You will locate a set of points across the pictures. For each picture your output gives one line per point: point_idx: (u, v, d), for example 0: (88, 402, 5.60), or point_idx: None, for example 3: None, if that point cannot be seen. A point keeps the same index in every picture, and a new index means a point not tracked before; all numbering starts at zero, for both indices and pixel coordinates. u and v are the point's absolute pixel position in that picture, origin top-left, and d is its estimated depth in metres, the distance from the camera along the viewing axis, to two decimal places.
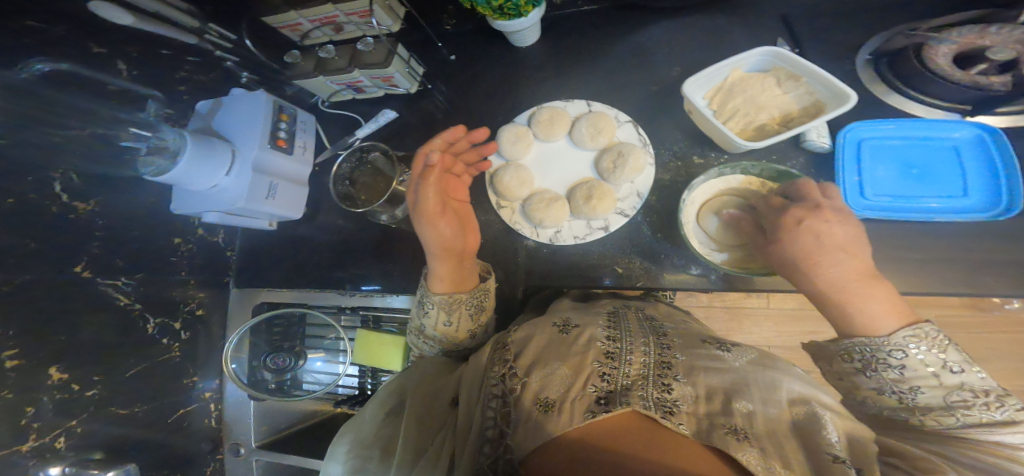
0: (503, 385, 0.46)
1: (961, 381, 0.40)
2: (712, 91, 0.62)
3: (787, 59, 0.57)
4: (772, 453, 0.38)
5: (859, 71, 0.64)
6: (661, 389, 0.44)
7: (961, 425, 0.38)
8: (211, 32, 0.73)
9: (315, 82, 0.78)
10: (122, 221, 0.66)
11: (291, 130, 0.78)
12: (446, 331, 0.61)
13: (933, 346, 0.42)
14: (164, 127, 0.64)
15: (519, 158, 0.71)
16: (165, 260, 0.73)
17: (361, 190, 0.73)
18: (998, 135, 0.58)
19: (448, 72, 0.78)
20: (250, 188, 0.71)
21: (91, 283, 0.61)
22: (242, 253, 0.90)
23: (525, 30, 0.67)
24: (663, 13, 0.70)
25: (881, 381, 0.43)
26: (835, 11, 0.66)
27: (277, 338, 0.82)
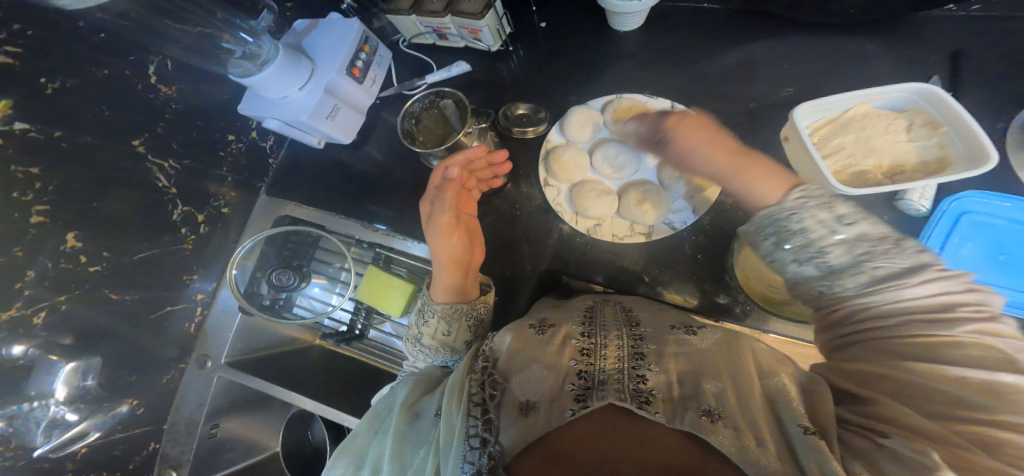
0: (483, 393, 0.40)
1: (858, 231, 0.38)
2: (821, 121, 0.56)
3: (935, 102, 0.50)
4: (745, 430, 0.33)
5: (1015, 133, 0.55)
6: (636, 379, 0.38)
7: (874, 282, 0.37)
8: None
9: (403, 21, 0.78)
10: (192, 109, 0.69)
11: (368, 61, 0.80)
12: (443, 341, 0.57)
13: (822, 201, 0.41)
14: (265, 37, 0.66)
15: (582, 142, 0.68)
16: (212, 153, 0.75)
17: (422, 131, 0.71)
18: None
19: (534, 39, 0.76)
20: (316, 106, 0.71)
21: (141, 158, 0.63)
22: (282, 163, 0.91)
23: (629, 15, 0.64)
24: (785, 27, 0.65)
25: (793, 252, 0.41)
26: (977, 69, 0.58)
27: (287, 254, 0.83)
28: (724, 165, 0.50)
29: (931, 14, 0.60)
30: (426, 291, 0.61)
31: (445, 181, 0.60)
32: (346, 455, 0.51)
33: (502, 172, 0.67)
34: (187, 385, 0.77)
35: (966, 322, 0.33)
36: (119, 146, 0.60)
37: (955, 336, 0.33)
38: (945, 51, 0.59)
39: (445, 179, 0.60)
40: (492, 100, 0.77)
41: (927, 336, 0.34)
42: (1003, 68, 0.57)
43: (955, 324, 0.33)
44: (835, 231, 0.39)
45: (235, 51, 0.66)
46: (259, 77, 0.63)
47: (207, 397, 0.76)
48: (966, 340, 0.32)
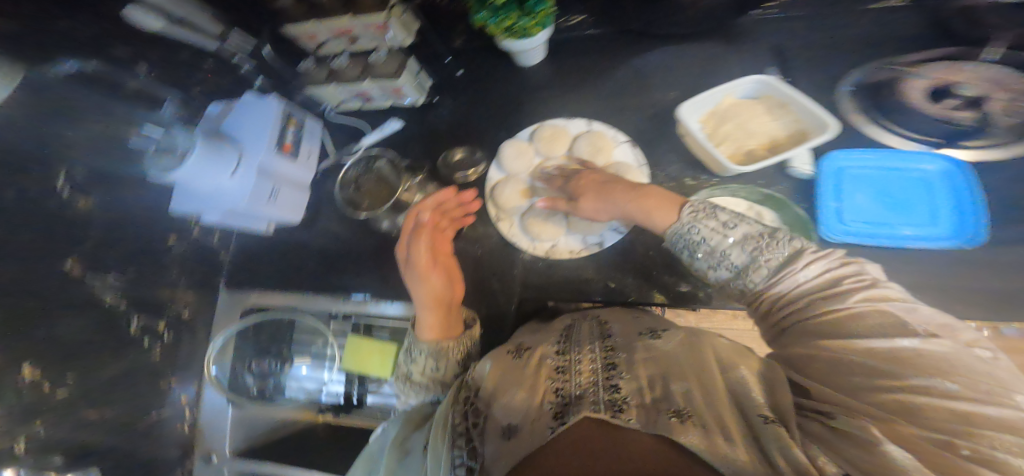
0: (466, 423, 0.47)
1: (742, 232, 0.47)
2: (705, 116, 0.65)
3: (778, 88, 0.61)
4: (714, 429, 0.36)
5: (857, 99, 0.67)
6: (609, 390, 0.43)
7: (769, 272, 0.44)
8: (235, 38, 0.77)
9: (325, 91, 0.83)
10: (118, 218, 0.64)
11: (297, 135, 0.81)
12: (433, 377, 0.60)
13: (707, 214, 0.50)
14: (177, 130, 0.67)
15: (520, 173, 0.72)
16: (156, 260, 0.72)
17: (365, 196, 0.73)
18: (968, 172, 0.61)
19: (453, 86, 0.83)
20: (251, 190, 0.72)
21: (79, 281, 0.60)
22: (236, 253, 0.89)
23: (529, 51, 0.76)
24: (663, 39, 0.76)
25: (705, 261, 0.49)
26: (816, 49, 0.70)
27: (264, 341, 0.85)
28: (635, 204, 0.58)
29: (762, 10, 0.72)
30: (412, 330, 0.64)
31: (418, 225, 0.68)
32: None
33: (474, 208, 0.73)
34: None
35: (854, 293, 0.39)
36: (41, 267, 0.55)
37: (849, 307, 0.39)
38: (791, 38, 0.71)
39: (419, 224, 0.68)
40: (427, 153, 0.81)
41: (827, 309, 0.40)
42: (834, 46, 0.70)
43: (845, 296, 0.40)
44: (726, 236, 0.47)
45: (144, 147, 0.65)
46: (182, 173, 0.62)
47: None
48: (859, 308, 0.38)
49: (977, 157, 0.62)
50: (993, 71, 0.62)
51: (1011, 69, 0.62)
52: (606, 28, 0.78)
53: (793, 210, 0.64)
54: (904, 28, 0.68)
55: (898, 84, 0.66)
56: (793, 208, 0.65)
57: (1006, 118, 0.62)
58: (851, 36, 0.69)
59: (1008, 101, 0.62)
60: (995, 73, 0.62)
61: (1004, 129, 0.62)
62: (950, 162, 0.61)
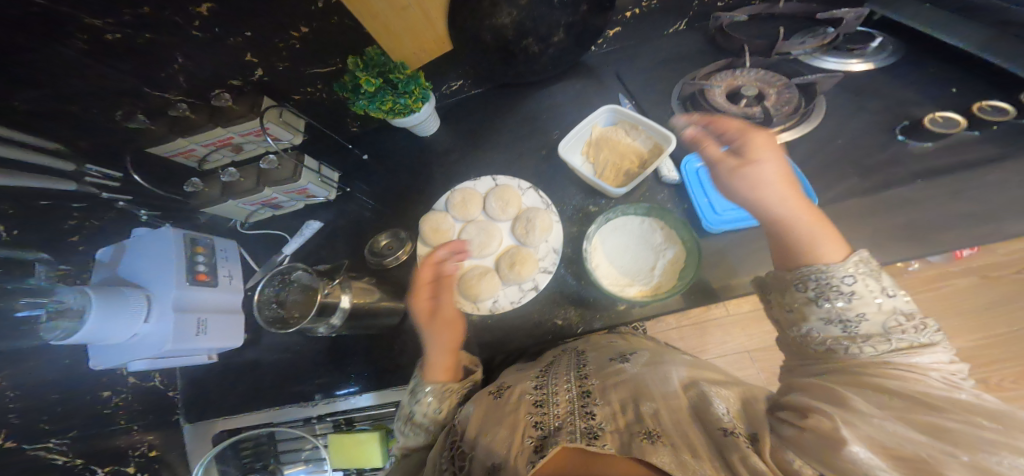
0: (452, 466, 0.52)
1: (893, 306, 0.44)
2: (586, 147, 0.80)
3: (625, 113, 0.78)
4: (681, 446, 0.43)
5: (678, 113, 0.82)
6: (586, 417, 0.50)
7: (892, 348, 0.43)
8: (92, 173, 0.69)
9: (227, 208, 0.85)
10: (39, 389, 0.65)
11: (211, 262, 0.80)
12: (434, 418, 0.61)
13: (869, 272, 0.47)
14: (62, 288, 0.63)
15: (445, 242, 0.77)
16: (95, 415, 0.74)
17: (292, 309, 0.66)
18: (776, 150, 0.74)
19: (363, 170, 0.92)
20: (175, 328, 0.71)
21: (16, 452, 0.62)
22: (185, 389, 0.91)
23: (424, 121, 0.82)
24: (528, 88, 0.91)
25: (830, 310, 0.46)
26: (639, 74, 0.90)
27: (248, 461, 0.85)
28: (784, 206, 0.53)
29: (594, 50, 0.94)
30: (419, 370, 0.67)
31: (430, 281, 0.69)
32: None
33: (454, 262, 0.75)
34: None
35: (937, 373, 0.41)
36: None
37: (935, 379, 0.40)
38: (626, 67, 0.91)
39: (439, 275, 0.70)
40: (356, 241, 0.87)
41: (890, 369, 0.41)
42: (649, 71, 0.90)
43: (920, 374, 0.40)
44: (879, 297, 0.45)
45: (31, 314, 0.60)
46: (85, 333, 0.62)
47: None
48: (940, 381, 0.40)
49: (796, 134, 0.77)
50: (761, 75, 0.79)
51: (772, 73, 0.79)
52: (483, 88, 0.93)
53: (673, 214, 0.70)
54: (692, 47, 0.90)
55: (702, 94, 0.80)
56: (670, 216, 0.71)
57: (781, 109, 0.75)
58: (661, 60, 0.90)
59: (778, 95, 0.77)
60: (763, 76, 0.79)
61: (782, 118, 0.75)
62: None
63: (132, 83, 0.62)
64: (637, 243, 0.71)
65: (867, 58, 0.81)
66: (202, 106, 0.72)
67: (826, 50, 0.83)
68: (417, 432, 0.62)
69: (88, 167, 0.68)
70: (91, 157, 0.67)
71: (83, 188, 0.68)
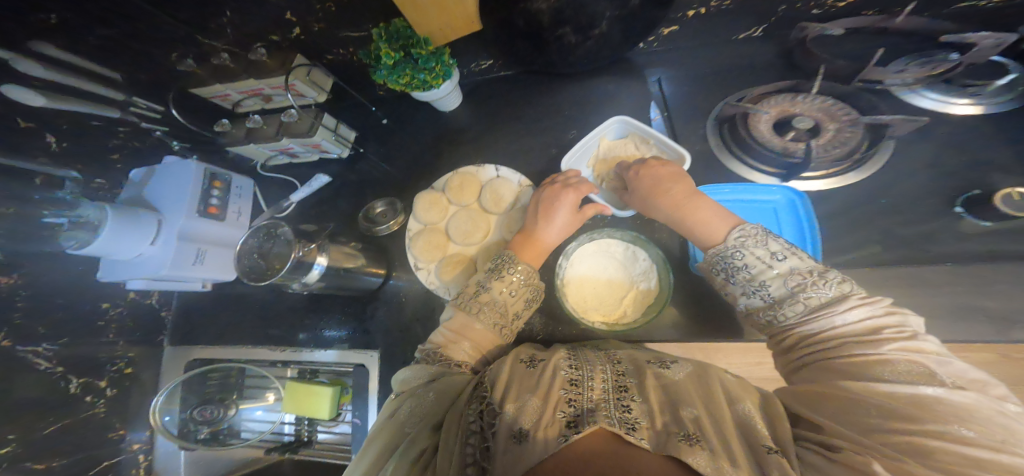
0: (482, 421, 0.49)
1: (790, 266, 0.52)
2: (592, 160, 0.80)
3: (635, 127, 0.76)
4: (721, 454, 0.41)
5: (710, 135, 0.76)
6: (622, 409, 0.47)
7: (809, 306, 0.50)
8: (136, 105, 0.75)
9: (247, 149, 0.87)
10: (47, 290, 0.71)
11: (224, 196, 0.85)
12: (508, 299, 0.65)
13: (757, 240, 0.55)
14: (84, 204, 0.70)
15: (435, 222, 0.78)
16: (89, 324, 0.78)
17: (274, 260, 0.67)
18: (806, 199, 0.66)
19: (380, 133, 0.93)
20: (175, 255, 0.76)
21: (7, 349, 0.66)
22: (177, 312, 0.95)
23: (444, 98, 0.83)
24: (559, 81, 0.87)
25: (743, 285, 0.55)
26: (683, 85, 0.82)
27: (211, 390, 0.89)
28: (671, 210, 0.64)
29: (643, 48, 0.84)
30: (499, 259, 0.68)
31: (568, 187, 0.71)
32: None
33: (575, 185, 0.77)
34: None
35: (889, 341, 0.45)
36: None
37: (884, 354, 0.44)
38: (672, 72, 0.83)
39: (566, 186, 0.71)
40: (357, 201, 0.90)
41: (858, 354, 0.46)
42: (694, 82, 0.81)
43: (881, 345, 0.45)
44: (771, 267, 0.53)
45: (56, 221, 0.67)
46: (93, 247, 0.69)
47: None
48: (891, 355, 0.44)
49: (839, 183, 0.69)
50: (827, 104, 0.67)
51: (839, 103, 0.67)
52: (514, 72, 0.88)
53: (655, 249, 0.69)
54: (752, 60, 0.79)
55: (744, 117, 0.71)
56: (653, 249, 0.70)
57: (831, 152, 0.67)
58: (713, 71, 0.81)
59: (833, 132, 0.67)
60: (828, 105, 0.67)
61: (823, 163, 0.67)
62: (789, 192, 0.68)
63: (185, 30, 0.69)
64: (614, 268, 0.72)
65: (980, 99, 0.68)
66: (242, 59, 0.77)
67: (932, 83, 0.68)
68: (483, 311, 0.64)
69: (133, 99, 0.74)
70: (137, 89, 0.73)
71: (125, 116, 0.75)
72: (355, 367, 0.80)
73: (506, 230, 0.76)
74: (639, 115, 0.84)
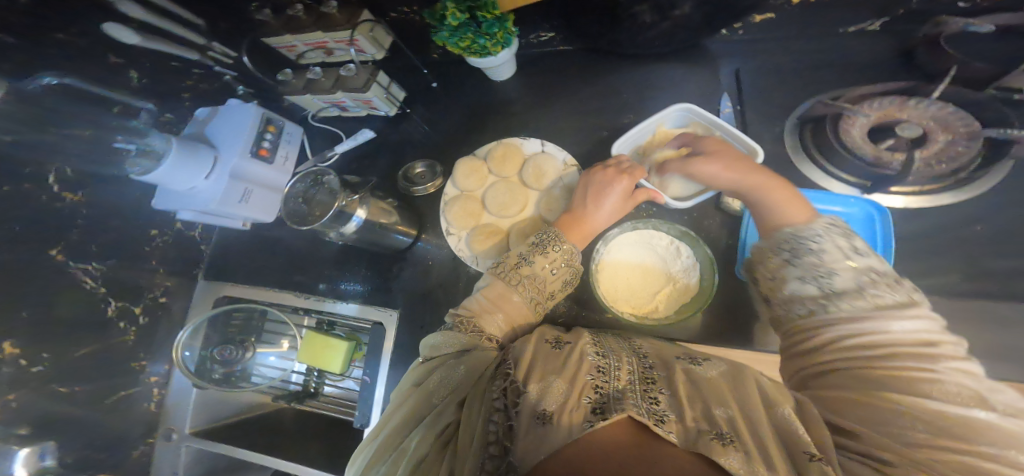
0: (507, 399, 0.45)
1: (867, 264, 0.46)
2: (642, 146, 0.75)
3: (698, 115, 0.70)
4: (755, 455, 0.36)
5: (787, 137, 0.72)
6: (649, 401, 0.43)
7: (871, 305, 0.43)
8: (214, 49, 0.78)
9: (303, 99, 0.89)
10: (105, 211, 0.74)
11: (276, 140, 0.87)
12: (547, 277, 0.62)
13: (843, 233, 0.50)
14: (153, 134, 0.73)
15: (473, 190, 0.77)
16: (137, 249, 0.81)
17: (315, 208, 0.67)
18: (887, 216, 0.63)
19: (430, 97, 0.93)
20: (225, 192, 0.78)
21: (61, 266, 0.69)
22: (215, 246, 0.99)
23: (499, 66, 0.82)
24: (622, 60, 0.83)
25: (805, 269, 0.49)
26: (758, 82, 0.76)
27: (232, 331, 0.90)
28: (754, 181, 0.58)
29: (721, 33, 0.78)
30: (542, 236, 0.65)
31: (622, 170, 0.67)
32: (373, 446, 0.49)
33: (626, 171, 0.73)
34: (160, 458, 0.83)
35: (951, 362, 0.38)
36: (38, 259, 0.66)
37: (939, 371, 0.38)
38: (745, 63, 0.78)
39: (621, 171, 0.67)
40: (398, 161, 0.90)
41: (908, 366, 0.39)
42: (767, 75, 0.76)
43: (941, 362, 0.38)
44: (848, 258, 0.47)
45: (127, 148, 0.72)
46: (156, 174, 0.71)
47: (178, 466, 0.83)
48: (949, 375, 0.38)
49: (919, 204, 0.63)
50: (947, 110, 0.56)
51: (964, 112, 0.55)
52: (575, 47, 0.85)
53: (703, 249, 0.64)
54: (837, 59, 0.73)
55: (836, 120, 0.64)
56: (701, 247, 0.65)
57: (931, 167, 0.58)
58: (795, 69, 0.75)
59: (942, 145, 0.57)
60: (948, 112, 0.55)
61: (919, 178, 0.60)
62: (869, 206, 0.64)
63: None
64: (651, 261, 0.67)
65: None
66: (314, 11, 0.77)
67: None
68: (523, 284, 0.61)
69: (212, 44, 0.77)
70: (217, 35, 0.77)
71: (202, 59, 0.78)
72: (372, 325, 0.79)
73: (545, 207, 0.73)
74: (704, 105, 0.78)
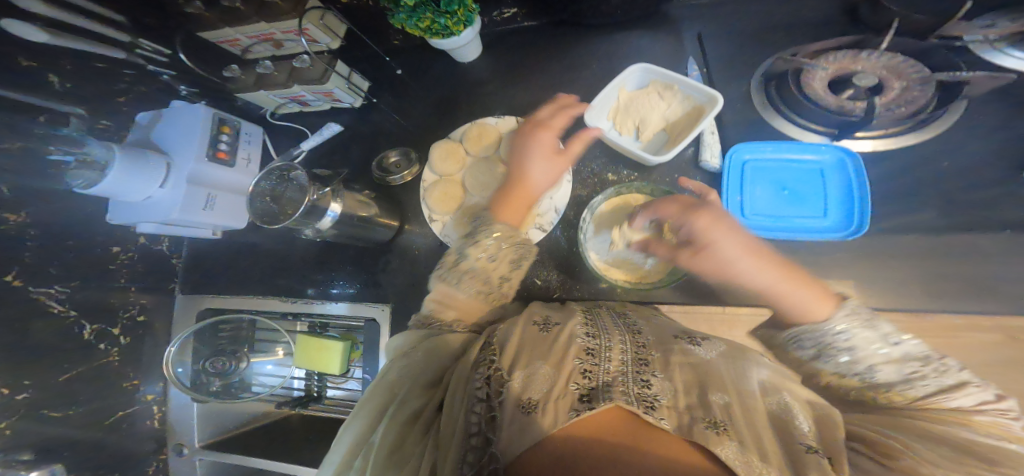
0: (489, 388, 0.47)
1: (903, 351, 0.46)
2: (611, 112, 0.74)
3: (658, 73, 0.71)
4: (749, 445, 0.40)
5: (754, 91, 0.73)
6: (641, 384, 0.46)
7: (917, 390, 0.44)
8: (143, 47, 0.74)
9: (257, 96, 0.85)
10: (55, 230, 0.69)
11: (233, 141, 0.83)
12: (487, 265, 0.62)
13: (867, 323, 0.48)
14: (91, 141, 0.68)
15: (450, 173, 0.76)
16: (103, 267, 0.77)
17: (287, 206, 0.65)
18: (856, 158, 0.66)
19: (394, 84, 0.90)
20: (185, 199, 0.75)
21: (24, 292, 0.65)
22: (187, 259, 0.95)
23: (463, 47, 0.80)
24: (586, 33, 0.83)
25: (836, 364, 0.48)
26: (722, 44, 0.77)
27: (222, 342, 0.88)
28: (772, 283, 0.54)
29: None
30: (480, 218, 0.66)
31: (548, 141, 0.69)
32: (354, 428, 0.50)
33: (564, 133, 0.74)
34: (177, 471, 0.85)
35: (986, 413, 0.41)
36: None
37: (973, 416, 0.41)
38: (707, 27, 0.79)
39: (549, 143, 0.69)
40: (370, 152, 0.88)
41: (942, 417, 0.42)
42: (728, 37, 0.78)
43: (980, 417, 0.41)
44: (888, 347, 0.47)
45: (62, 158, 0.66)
46: (103, 186, 0.67)
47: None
48: (986, 422, 0.40)
49: (885, 145, 0.67)
50: (896, 60, 0.61)
51: (912, 60, 0.60)
52: (538, 23, 0.85)
53: None
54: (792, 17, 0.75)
55: (800, 74, 0.67)
56: None
57: (891, 110, 0.63)
58: (756, 29, 0.76)
59: (898, 91, 0.62)
60: (896, 62, 0.61)
61: (887, 121, 0.63)
62: (838, 150, 0.67)
63: None
64: None
65: None
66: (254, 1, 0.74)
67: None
68: (464, 281, 0.61)
69: (140, 41, 0.73)
70: (142, 30, 0.72)
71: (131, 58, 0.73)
72: (366, 321, 0.79)
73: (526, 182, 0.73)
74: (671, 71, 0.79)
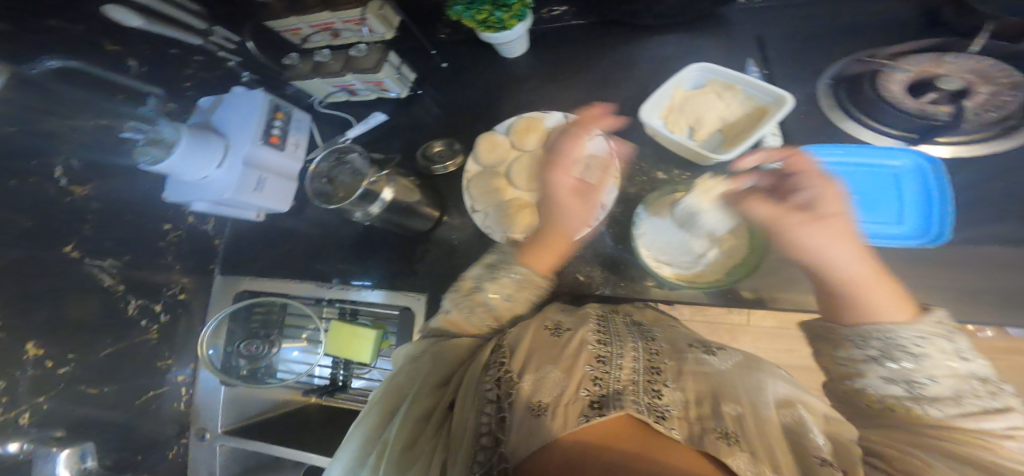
0: (498, 390, 0.45)
1: (971, 369, 0.40)
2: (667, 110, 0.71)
3: (718, 72, 0.68)
4: (760, 455, 0.38)
5: (821, 97, 0.69)
6: (652, 395, 0.43)
7: (966, 410, 0.39)
8: (217, 34, 0.79)
9: (311, 84, 0.87)
10: (116, 205, 0.72)
11: (284, 128, 0.85)
12: (505, 305, 0.58)
13: (933, 336, 0.42)
14: (161, 121, 0.72)
15: (494, 165, 0.75)
16: (152, 245, 0.79)
17: (340, 189, 0.65)
18: (938, 164, 0.60)
19: (439, 78, 0.90)
20: (238, 180, 0.76)
21: (79, 263, 0.66)
22: (229, 241, 0.97)
23: (513, 43, 0.80)
24: (635, 30, 0.82)
25: (894, 369, 0.42)
26: (782, 42, 0.74)
27: (255, 326, 0.88)
28: (857, 278, 0.47)
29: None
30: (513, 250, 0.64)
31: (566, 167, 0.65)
32: (369, 420, 0.50)
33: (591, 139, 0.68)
34: (196, 456, 0.83)
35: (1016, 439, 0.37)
36: (59, 259, 0.63)
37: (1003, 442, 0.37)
38: (765, 25, 0.76)
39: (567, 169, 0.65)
40: (412, 143, 0.88)
41: (974, 438, 0.37)
42: (789, 36, 0.74)
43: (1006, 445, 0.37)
44: (955, 363, 0.41)
45: (134, 137, 0.71)
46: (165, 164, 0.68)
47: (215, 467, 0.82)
48: (1005, 441, 0.37)
49: (966, 152, 0.61)
50: (983, 63, 0.57)
51: (1001, 63, 0.56)
52: (585, 20, 0.83)
53: None
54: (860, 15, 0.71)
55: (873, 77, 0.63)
56: None
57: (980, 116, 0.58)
58: (819, 27, 0.72)
59: (987, 96, 0.57)
60: (984, 65, 0.56)
61: (973, 126, 0.59)
62: (919, 155, 0.61)
63: None
64: None
65: None
66: None
67: None
68: (476, 312, 0.58)
69: (215, 28, 0.78)
70: (218, 17, 0.77)
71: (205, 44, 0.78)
72: (400, 310, 0.77)
73: None
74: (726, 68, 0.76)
